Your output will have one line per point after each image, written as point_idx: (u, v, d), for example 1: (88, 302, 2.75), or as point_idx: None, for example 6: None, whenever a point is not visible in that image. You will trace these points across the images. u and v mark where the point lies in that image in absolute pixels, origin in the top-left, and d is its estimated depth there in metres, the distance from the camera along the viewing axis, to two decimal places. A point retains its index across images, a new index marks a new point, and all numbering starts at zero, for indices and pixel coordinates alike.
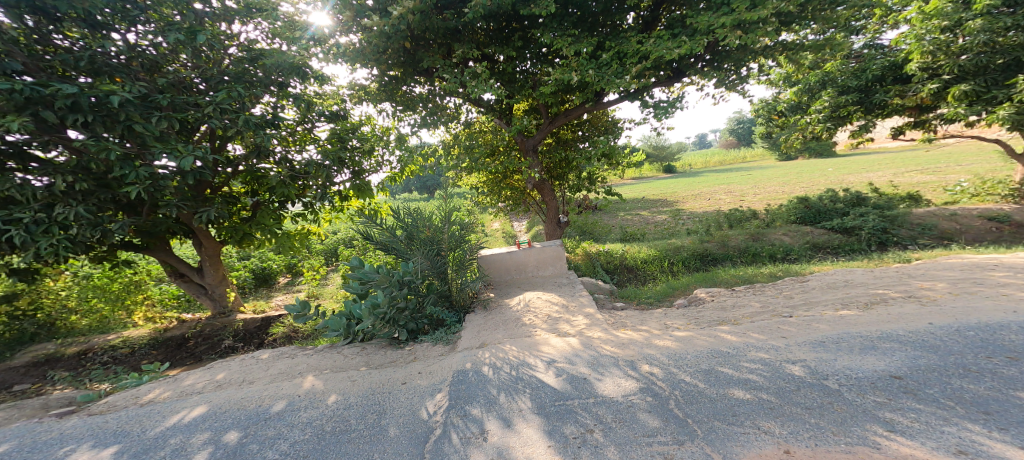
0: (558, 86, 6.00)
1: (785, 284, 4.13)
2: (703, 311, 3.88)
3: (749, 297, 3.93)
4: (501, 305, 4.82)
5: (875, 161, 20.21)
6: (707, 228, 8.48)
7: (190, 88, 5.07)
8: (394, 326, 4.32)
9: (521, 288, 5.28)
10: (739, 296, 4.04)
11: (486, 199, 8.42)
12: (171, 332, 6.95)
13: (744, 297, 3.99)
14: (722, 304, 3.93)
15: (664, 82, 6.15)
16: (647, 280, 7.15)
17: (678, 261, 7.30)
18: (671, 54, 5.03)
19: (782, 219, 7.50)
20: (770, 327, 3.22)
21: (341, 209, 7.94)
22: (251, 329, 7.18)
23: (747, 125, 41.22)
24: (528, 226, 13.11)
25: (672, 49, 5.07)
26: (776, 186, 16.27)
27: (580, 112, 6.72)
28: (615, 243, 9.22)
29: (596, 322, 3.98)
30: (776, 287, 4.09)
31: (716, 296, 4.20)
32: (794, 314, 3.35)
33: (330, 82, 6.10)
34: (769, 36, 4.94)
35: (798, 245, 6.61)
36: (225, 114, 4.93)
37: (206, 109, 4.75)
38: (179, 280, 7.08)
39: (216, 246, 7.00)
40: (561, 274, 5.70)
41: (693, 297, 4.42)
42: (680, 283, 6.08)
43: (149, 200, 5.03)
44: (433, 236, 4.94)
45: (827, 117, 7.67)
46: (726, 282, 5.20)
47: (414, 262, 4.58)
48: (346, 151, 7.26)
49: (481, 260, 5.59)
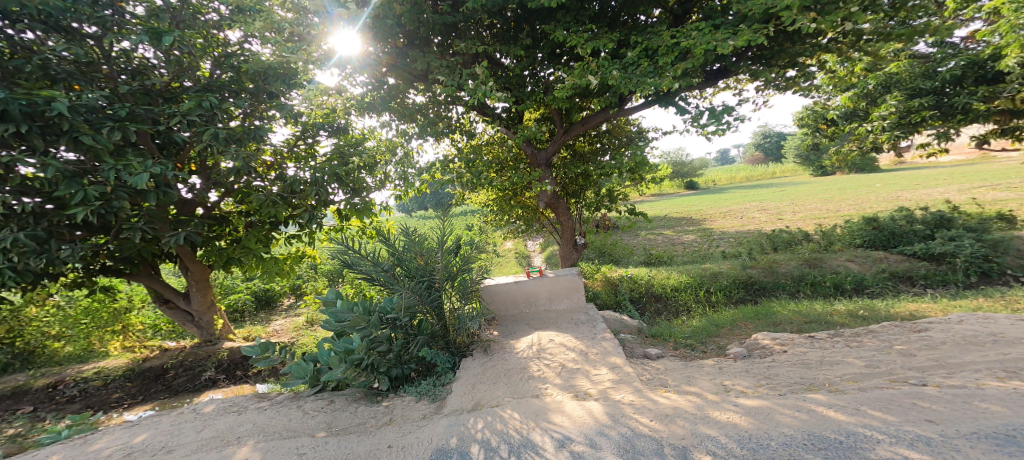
0: (574, 89, 5.22)
1: (889, 332, 3.11)
2: (776, 369, 2.88)
3: (845, 351, 2.93)
4: (505, 349, 3.92)
5: (929, 176, 18.45)
6: (748, 252, 7.38)
7: (170, 98, 4.51)
8: (374, 374, 3.48)
9: (530, 326, 4.38)
10: (828, 349, 3.03)
11: (497, 218, 7.70)
12: (150, 362, 6.14)
13: (837, 349, 2.99)
14: (805, 360, 2.93)
15: (704, 86, 5.22)
16: (681, 314, 6.11)
17: (717, 290, 6.25)
18: (722, 45, 4.06)
19: (842, 242, 6.43)
20: (895, 401, 2.21)
21: (341, 228, 7.39)
22: (238, 359, 6.36)
23: (776, 141, 39.58)
24: (543, 245, 12.25)
25: (723, 41, 4.11)
26: (816, 204, 14.91)
27: (599, 120, 5.84)
28: (640, 267, 8.21)
29: (626, 379, 3.03)
30: (879, 337, 3.07)
31: (790, 347, 3.20)
32: (929, 383, 2.35)
33: (326, 92, 5.56)
34: (850, 20, 3.95)
35: (872, 274, 5.52)
36: (193, 126, 4.30)
37: (171, 121, 4.09)
38: (164, 306, 6.24)
39: (203, 270, 6.15)
40: (578, 308, 4.78)
41: (755, 345, 3.42)
42: (723, 317, 5.06)
43: (113, 222, 4.39)
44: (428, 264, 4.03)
45: (895, 123, 6.57)
46: (788, 322, 4.17)
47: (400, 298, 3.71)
48: (345, 167, 6.67)
49: (482, 291, 4.73)
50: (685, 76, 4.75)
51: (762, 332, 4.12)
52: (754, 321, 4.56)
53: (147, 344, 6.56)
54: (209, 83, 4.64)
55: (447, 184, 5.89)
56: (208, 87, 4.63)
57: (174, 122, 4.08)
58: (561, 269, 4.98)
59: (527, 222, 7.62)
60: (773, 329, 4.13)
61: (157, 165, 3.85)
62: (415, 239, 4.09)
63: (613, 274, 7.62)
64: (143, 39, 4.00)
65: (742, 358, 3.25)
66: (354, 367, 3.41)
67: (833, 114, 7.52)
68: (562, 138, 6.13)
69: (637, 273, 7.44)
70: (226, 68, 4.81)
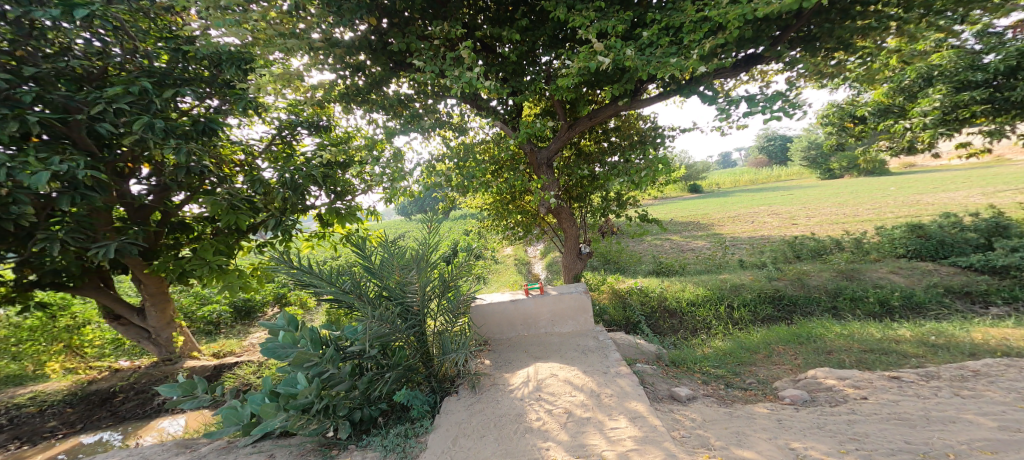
0: (581, 77, 4.49)
1: (1011, 378, 2.50)
2: (864, 428, 2.19)
3: (957, 404, 2.29)
4: (496, 387, 3.21)
5: (943, 179, 17.85)
6: (769, 261, 6.69)
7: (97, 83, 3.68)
8: (332, 419, 2.76)
9: (528, 355, 3.67)
10: (928, 399, 2.40)
11: (494, 223, 7.04)
12: (97, 384, 5.37)
13: (944, 400, 2.35)
14: (904, 416, 2.25)
15: (733, 72, 4.47)
16: (702, 334, 5.42)
17: (742, 306, 5.56)
18: (769, 11, 3.31)
19: (880, 251, 5.78)
20: None
21: (323, 235, 6.62)
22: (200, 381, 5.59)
23: (780, 143, 38.96)
24: (543, 251, 11.57)
25: (769, 6, 3.37)
26: (829, 209, 14.22)
27: (610, 112, 5.07)
28: (649, 277, 7.52)
29: (653, 437, 2.30)
30: (995, 385, 2.42)
31: (871, 394, 2.53)
32: None
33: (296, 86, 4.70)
34: None
35: (921, 288, 4.88)
36: (120, 117, 3.56)
37: (91, 108, 3.30)
38: (114, 323, 5.46)
39: (158, 283, 5.30)
40: (585, 331, 4.06)
41: (819, 387, 2.74)
42: (754, 339, 4.38)
43: (28, 229, 3.58)
44: (404, 283, 3.31)
45: (938, 120, 5.92)
46: (843, 350, 3.51)
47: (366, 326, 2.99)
48: (328, 168, 6.01)
49: (472, 311, 4.05)
50: (719, 58, 4.03)
51: (812, 363, 3.44)
52: (796, 346, 3.88)
53: (95, 364, 5.76)
54: (153, 69, 3.78)
55: (438, 186, 5.17)
56: (153, 74, 3.76)
57: (94, 111, 3.30)
58: (566, 286, 4.28)
59: (525, 227, 6.92)
60: (825, 358, 3.46)
61: (67, 161, 3.10)
62: (390, 251, 3.37)
63: (620, 285, 6.93)
64: (54, 13, 3.15)
65: (809, 406, 2.57)
66: (304, 413, 2.66)
67: (865, 110, 6.82)
68: (564, 134, 5.43)
69: (647, 284, 6.75)
70: (174, 51, 3.91)
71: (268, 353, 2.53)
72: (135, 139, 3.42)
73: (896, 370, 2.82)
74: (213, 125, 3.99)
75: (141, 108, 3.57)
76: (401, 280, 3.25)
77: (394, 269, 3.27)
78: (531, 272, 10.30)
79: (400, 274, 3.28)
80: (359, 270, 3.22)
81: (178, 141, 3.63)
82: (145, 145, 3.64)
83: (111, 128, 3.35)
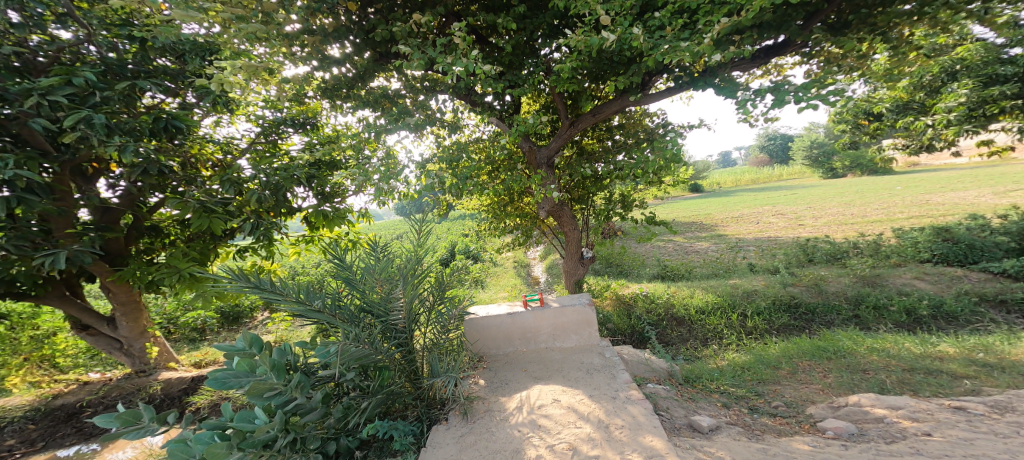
0: (584, 67, 4.11)
1: None
2: None
3: None
4: (491, 413, 2.87)
5: (951, 178, 17.52)
6: (782, 265, 6.33)
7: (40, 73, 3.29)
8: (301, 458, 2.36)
9: (528, 375, 3.35)
10: (1008, 438, 2.10)
11: (491, 226, 6.70)
12: (63, 398, 5.00)
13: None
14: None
15: (747, 64, 4.06)
16: (714, 346, 5.06)
17: (757, 314, 5.20)
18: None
19: (902, 255, 5.45)
20: None
21: (312, 239, 6.15)
22: (174, 394, 5.19)
23: (782, 142, 38.60)
24: (544, 253, 11.24)
25: None
26: (836, 209, 13.87)
27: (615, 107, 4.68)
28: (654, 282, 7.17)
29: None
30: None
31: (934, 430, 2.22)
32: None
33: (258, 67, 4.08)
34: None
35: (951, 295, 4.53)
36: (59, 111, 3.16)
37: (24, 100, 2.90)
38: (83, 334, 5.07)
39: (128, 291, 4.91)
40: (589, 346, 3.72)
41: (866, 418, 2.43)
42: (774, 352, 4.03)
43: None
44: (385, 299, 2.91)
45: (963, 116, 5.55)
46: (880, 369, 3.16)
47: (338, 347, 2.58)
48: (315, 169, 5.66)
49: (465, 325, 3.74)
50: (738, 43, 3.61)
51: (846, 383, 3.10)
52: (824, 362, 3.53)
53: (61, 378, 5.38)
54: (106, 61, 3.41)
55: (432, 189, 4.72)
56: (107, 66, 3.40)
57: (26, 106, 2.91)
58: (567, 297, 3.94)
59: (524, 230, 6.53)
60: (860, 377, 3.12)
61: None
62: (371, 261, 2.97)
63: (625, 292, 6.57)
64: None
65: (858, 442, 2.22)
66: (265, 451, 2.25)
67: (882, 107, 6.47)
68: (567, 131, 5.00)
69: (652, 291, 6.39)
70: (128, 40, 3.52)
71: (216, 385, 2.13)
72: (74, 137, 2.99)
73: (959, 399, 2.57)
74: (177, 122, 3.57)
75: (79, 102, 3.17)
76: (381, 295, 2.86)
77: (372, 280, 2.89)
78: (530, 276, 9.93)
79: (380, 287, 2.89)
80: (334, 282, 2.81)
81: (125, 140, 3.22)
82: (89, 143, 3.23)
83: (46, 123, 2.93)
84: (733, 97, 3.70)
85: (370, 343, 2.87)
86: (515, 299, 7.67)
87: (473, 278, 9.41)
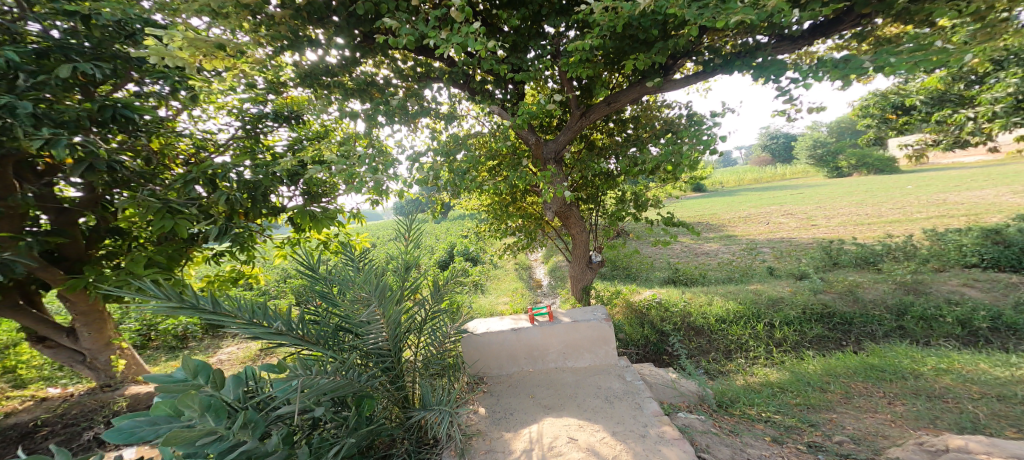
0: (601, 48, 3.60)
1: None
2: None
3: None
4: (497, 452, 2.41)
5: (961, 177, 17.24)
6: (807, 269, 5.85)
7: None
8: None
9: (537, 403, 2.88)
10: None
11: (491, 227, 6.21)
12: (16, 418, 4.46)
13: None
14: None
15: (789, 45, 3.55)
16: (740, 360, 4.58)
17: (787, 326, 4.73)
18: None
19: (944, 260, 5.06)
20: None
21: (298, 241, 5.65)
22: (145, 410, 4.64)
23: (783, 141, 38.24)
24: (545, 255, 10.76)
25: None
26: (847, 209, 13.39)
27: (632, 95, 4.17)
28: (666, 287, 6.68)
29: None
30: None
31: None
32: None
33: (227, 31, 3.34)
34: None
35: (1010, 305, 4.13)
36: None
37: None
38: (38, 346, 4.52)
39: (88, 300, 4.37)
40: (606, 366, 3.24)
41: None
42: (816, 370, 3.57)
43: None
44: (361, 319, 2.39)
45: (1011, 108, 5.06)
46: (964, 398, 2.77)
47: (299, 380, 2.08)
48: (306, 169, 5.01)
49: (462, 343, 3.26)
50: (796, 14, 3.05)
51: (924, 415, 2.66)
52: (884, 387, 3.07)
53: (16, 395, 4.83)
54: (43, 41, 2.88)
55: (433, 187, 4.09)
56: (45, 47, 2.88)
57: None
58: (579, 310, 3.46)
59: (528, 232, 6.03)
60: (942, 408, 2.70)
61: None
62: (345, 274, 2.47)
63: (636, 298, 6.08)
64: None
65: None
66: None
67: (915, 99, 5.99)
68: (578, 122, 4.47)
69: (666, 297, 5.91)
70: (63, 14, 2.92)
71: (114, 437, 1.64)
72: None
73: None
74: (129, 111, 2.97)
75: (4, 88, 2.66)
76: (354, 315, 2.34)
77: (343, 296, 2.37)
78: (530, 279, 9.42)
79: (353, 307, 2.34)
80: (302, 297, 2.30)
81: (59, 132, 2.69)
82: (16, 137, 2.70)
83: None
84: (778, 78, 3.23)
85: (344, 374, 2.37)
86: (517, 305, 7.18)
87: (470, 281, 8.92)
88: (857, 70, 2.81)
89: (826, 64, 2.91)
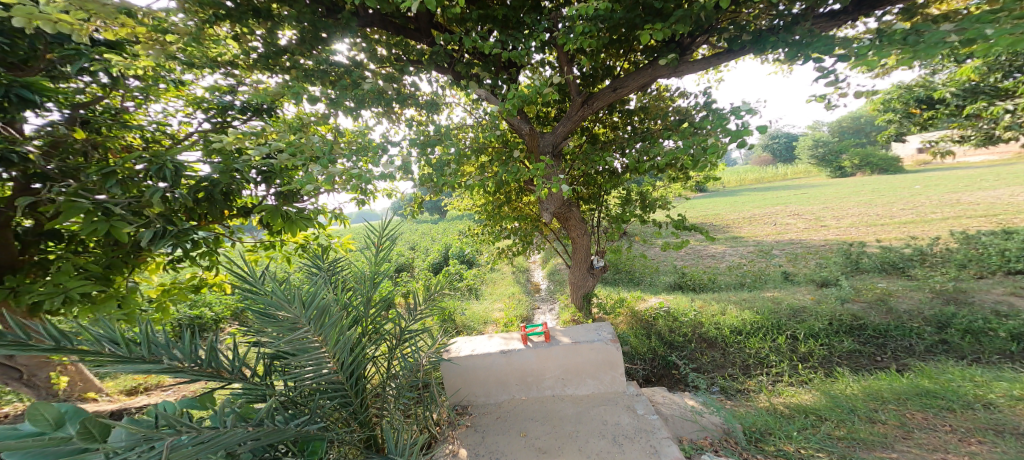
0: (608, 18, 3.12)
1: None
2: None
3: None
4: None
5: (969, 177, 16.87)
6: (829, 275, 5.36)
7: None
8: None
9: (532, 446, 2.38)
10: None
11: (484, 229, 5.73)
12: None
13: None
14: None
15: (830, 22, 3.05)
16: (761, 378, 4.10)
17: (814, 339, 4.25)
18: None
19: (985, 267, 4.61)
20: None
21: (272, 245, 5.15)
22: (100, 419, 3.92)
23: (784, 140, 37.90)
24: (543, 257, 10.28)
25: None
26: (856, 209, 12.90)
27: (640, 80, 3.66)
28: (673, 294, 6.19)
29: None
30: None
31: None
32: None
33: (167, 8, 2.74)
34: None
35: None
36: None
37: None
38: None
39: None
40: (612, 395, 2.75)
41: None
42: (857, 393, 3.09)
43: None
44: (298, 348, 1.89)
45: None
46: None
47: (201, 433, 1.60)
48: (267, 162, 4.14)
49: (442, 368, 2.77)
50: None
51: None
52: (951, 419, 2.60)
53: None
54: None
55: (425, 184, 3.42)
56: None
57: None
58: (582, 328, 2.96)
59: (524, 235, 5.53)
60: None
61: None
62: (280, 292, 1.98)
63: (642, 307, 5.60)
64: None
65: None
66: None
67: (945, 91, 5.49)
68: (578, 111, 3.96)
69: (675, 306, 5.42)
70: None
71: None
72: None
73: None
74: (25, 91, 2.37)
75: None
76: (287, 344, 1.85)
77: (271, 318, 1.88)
78: (528, 284, 8.92)
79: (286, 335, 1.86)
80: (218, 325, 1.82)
81: None
82: None
83: None
84: (826, 55, 2.72)
85: (278, 418, 1.92)
86: (513, 312, 6.69)
87: (464, 285, 8.42)
88: (938, 42, 2.31)
89: (895, 37, 2.43)
